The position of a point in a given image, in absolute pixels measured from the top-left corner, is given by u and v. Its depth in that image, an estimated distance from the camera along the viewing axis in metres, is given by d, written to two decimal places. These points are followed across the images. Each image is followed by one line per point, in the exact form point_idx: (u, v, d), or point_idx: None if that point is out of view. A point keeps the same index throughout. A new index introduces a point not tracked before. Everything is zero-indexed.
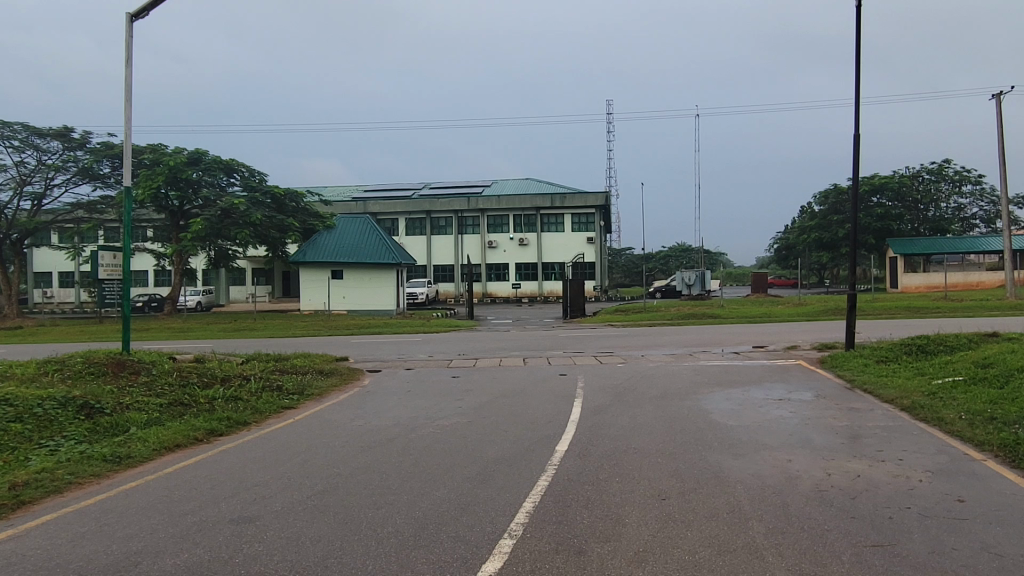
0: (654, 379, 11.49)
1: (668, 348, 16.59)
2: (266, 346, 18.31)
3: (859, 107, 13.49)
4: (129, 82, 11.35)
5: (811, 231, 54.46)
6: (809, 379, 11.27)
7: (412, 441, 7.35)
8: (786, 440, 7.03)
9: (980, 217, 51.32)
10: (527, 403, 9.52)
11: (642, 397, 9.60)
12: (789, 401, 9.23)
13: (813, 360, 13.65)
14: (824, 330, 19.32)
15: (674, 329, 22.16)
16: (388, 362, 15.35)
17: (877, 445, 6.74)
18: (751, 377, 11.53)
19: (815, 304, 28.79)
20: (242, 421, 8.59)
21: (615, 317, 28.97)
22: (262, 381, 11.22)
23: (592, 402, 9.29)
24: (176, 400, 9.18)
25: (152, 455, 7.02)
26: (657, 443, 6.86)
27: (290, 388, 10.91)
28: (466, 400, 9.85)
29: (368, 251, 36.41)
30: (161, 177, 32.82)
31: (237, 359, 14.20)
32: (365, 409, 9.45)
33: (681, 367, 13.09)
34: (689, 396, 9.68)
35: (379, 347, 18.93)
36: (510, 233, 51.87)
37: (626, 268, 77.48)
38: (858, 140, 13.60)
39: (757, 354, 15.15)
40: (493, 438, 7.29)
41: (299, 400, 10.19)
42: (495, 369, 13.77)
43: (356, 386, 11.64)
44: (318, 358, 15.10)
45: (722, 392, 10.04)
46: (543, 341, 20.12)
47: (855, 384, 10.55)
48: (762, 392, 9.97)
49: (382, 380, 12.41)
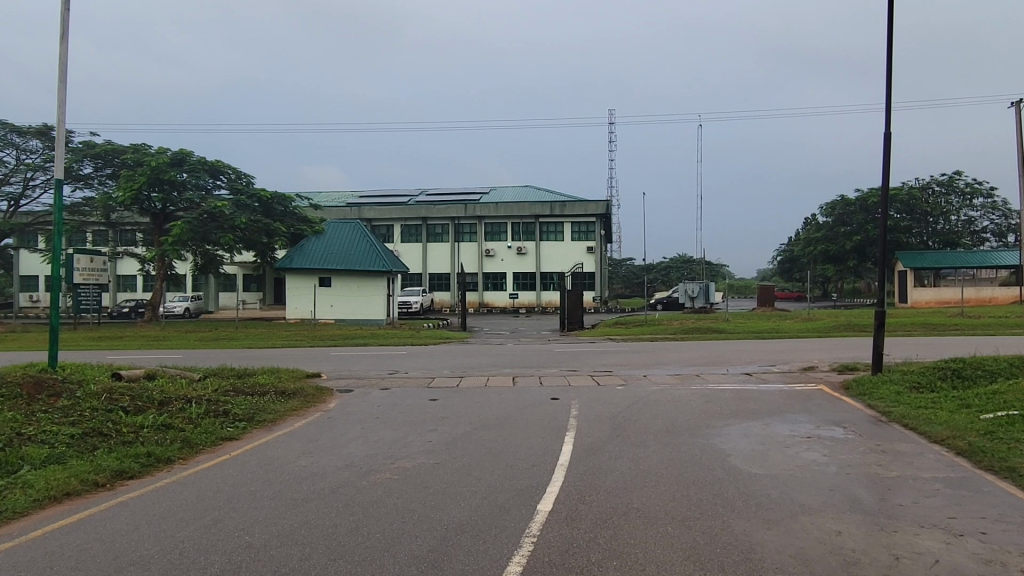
0: (657, 407, 10.01)
1: (673, 367, 15.15)
2: (235, 359, 16.89)
3: (891, 108, 12.09)
4: (65, 60, 9.95)
5: (817, 242, 53.07)
6: (836, 410, 9.80)
7: (361, 492, 5.89)
8: (827, 498, 5.56)
9: (990, 231, 49.94)
10: (510, 438, 8.06)
11: (645, 432, 8.14)
12: (819, 441, 7.78)
13: (836, 384, 12.23)
14: (840, 349, 17.88)
15: (678, 345, 20.75)
16: (365, 379, 13.97)
17: (944, 510, 5.29)
18: (770, 406, 10.04)
19: (826, 320, 27.34)
20: (165, 458, 7.12)
21: (615, 331, 27.51)
22: (212, 405, 9.75)
23: (586, 439, 7.81)
24: (93, 430, 7.72)
25: (29, 508, 5.55)
26: (668, 504, 5.38)
27: (240, 413, 9.43)
28: (440, 432, 8.37)
29: (358, 258, 35.05)
30: (143, 178, 31.49)
31: (195, 376, 12.71)
32: (320, 443, 7.98)
33: (688, 391, 11.61)
34: (699, 431, 8.21)
35: (359, 361, 17.45)
36: (508, 241, 50.53)
37: (626, 278, 76.10)
38: (889, 139, 12.18)
39: (772, 375, 13.70)
40: (459, 491, 5.81)
41: (244, 429, 8.72)
42: (478, 390, 12.27)
43: (316, 410, 10.21)
44: (285, 375, 13.63)
45: (739, 426, 8.56)
46: (537, 357, 18.65)
47: (893, 416, 9.14)
48: (786, 427, 8.52)
49: (350, 403, 10.98)
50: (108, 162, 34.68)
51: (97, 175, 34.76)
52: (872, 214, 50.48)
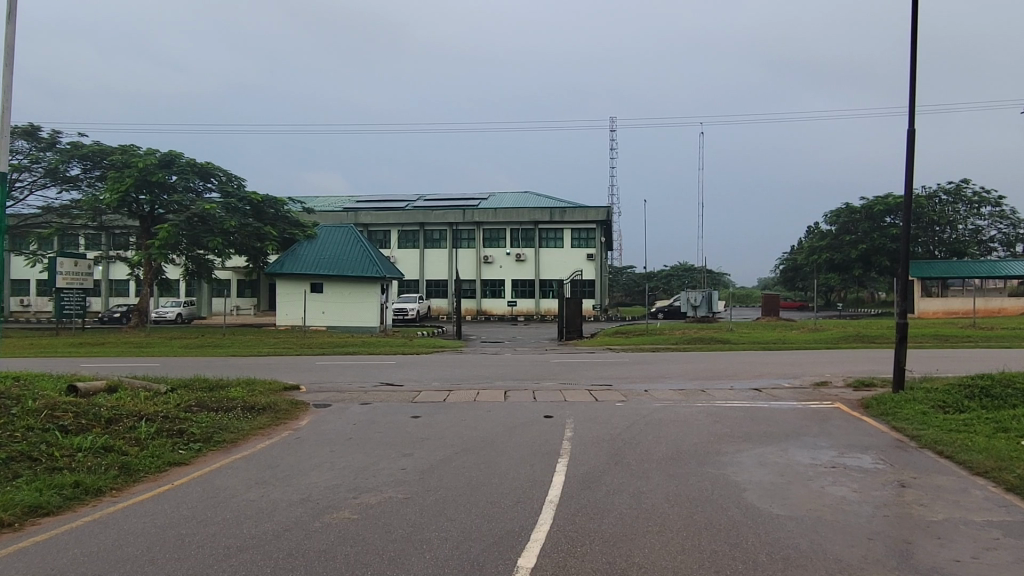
0: (661, 428, 9.07)
1: (676, 381, 14.17)
2: (212, 369, 15.90)
3: (914, 107, 11.18)
4: (10, 44, 9.05)
5: (822, 251, 52.12)
6: (858, 433, 8.82)
7: (310, 538, 4.93)
8: (869, 552, 4.62)
9: (999, 241, 48.99)
10: (493, 465, 7.10)
11: (646, 460, 7.17)
12: (845, 472, 6.81)
13: (854, 402, 11.28)
14: (853, 361, 16.92)
15: (681, 356, 19.78)
16: (345, 392, 13.01)
17: (1012, 569, 4.34)
18: (786, 428, 9.08)
19: (835, 330, 26.38)
20: (94, 490, 6.16)
21: (615, 340, 26.52)
22: (169, 423, 8.82)
23: (580, 468, 6.85)
24: (20, 455, 6.77)
25: None
26: (674, 559, 4.44)
27: (196, 433, 8.48)
28: (415, 458, 7.42)
29: (351, 263, 34.13)
30: (130, 180, 30.62)
31: (162, 389, 11.74)
32: (279, 470, 7.02)
33: (692, 409, 10.65)
34: (708, 459, 7.26)
35: (344, 372, 16.49)
36: (508, 248, 49.61)
37: (627, 287, 75.19)
38: (913, 136, 11.24)
39: (783, 391, 12.72)
40: (427, 538, 4.87)
41: (197, 452, 7.76)
42: (466, 406, 11.29)
43: (285, 429, 9.26)
44: (261, 389, 12.66)
45: (753, 452, 7.59)
46: (532, 368, 17.70)
47: (924, 442, 8.18)
48: (806, 455, 7.53)
49: (325, 420, 10.05)
50: (96, 163, 33.84)
51: (86, 177, 33.87)
52: (877, 222, 49.54)
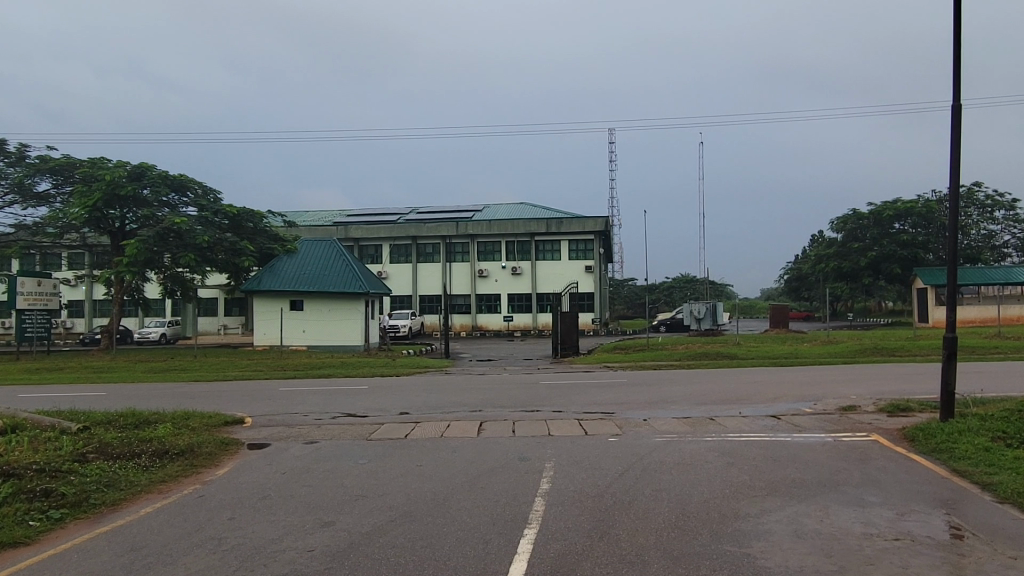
0: (665, 476, 7.17)
1: (681, 407, 12.25)
2: (156, 399, 14.03)
3: (959, 82, 9.40)
4: None
5: (829, 259, 50.24)
6: (912, 479, 6.97)
7: None
8: None
9: (1013, 246, 47.17)
10: (433, 544, 5.20)
11: (642, 532, 5.30)
12: (914, 550, 4.91)
13: (895, 433, 9.42)
14: (880, 379, 15.04)
15: (687, 374, 17.95)
16: (294, 427, 11.12)
17: None
18: (819, 472, 7.22)
19: (850, 343, 24.55)
20: None
21: (614, 356, 24.76)
22: (37, 480, 6.93)
23: (551, 549, 4.99)
24: None
25: None
26: None
27: (67, 494, 6.62)
28: (335, 532, 5.55)
29: (333, 279, 32.32)
30: (98, 193, 28.86)
31: (69, 429, 9.84)
32: (142, 554, 5.14)
33: (701, 446, 8.75)
34: (724, 527, 5.40)
35: (305, 399, 14.60)
36: (503, 261, 47.81)
37: (629, 299, 73.74)
38: (959, 114, 9.40)
39: (807, 417, 10.84)
40: None
41: (49, 527, 5.86)
42: (428, 445, 9.40)
43: (190, 483, 7.38)
44: (194, 425, 10.80)
45: (782, 515, 5.72)
46: (519, 391, 15.82)
47: (1004, 494, 6.27)
48: (854, 519, 5.62)
49: (249, 467, 8.15)
50: (67, 178, 32.15)
51: (57, 192, 32.12)
52: (886, 228, 47.72)
